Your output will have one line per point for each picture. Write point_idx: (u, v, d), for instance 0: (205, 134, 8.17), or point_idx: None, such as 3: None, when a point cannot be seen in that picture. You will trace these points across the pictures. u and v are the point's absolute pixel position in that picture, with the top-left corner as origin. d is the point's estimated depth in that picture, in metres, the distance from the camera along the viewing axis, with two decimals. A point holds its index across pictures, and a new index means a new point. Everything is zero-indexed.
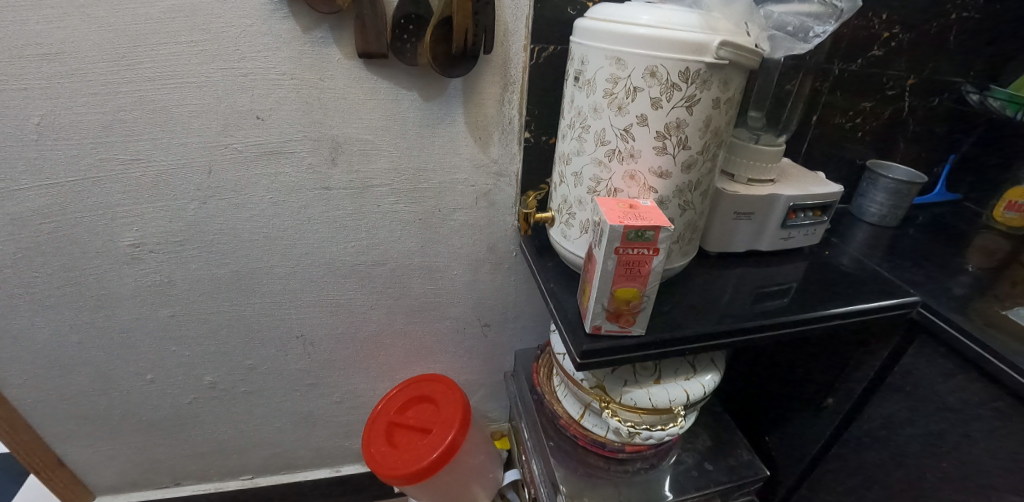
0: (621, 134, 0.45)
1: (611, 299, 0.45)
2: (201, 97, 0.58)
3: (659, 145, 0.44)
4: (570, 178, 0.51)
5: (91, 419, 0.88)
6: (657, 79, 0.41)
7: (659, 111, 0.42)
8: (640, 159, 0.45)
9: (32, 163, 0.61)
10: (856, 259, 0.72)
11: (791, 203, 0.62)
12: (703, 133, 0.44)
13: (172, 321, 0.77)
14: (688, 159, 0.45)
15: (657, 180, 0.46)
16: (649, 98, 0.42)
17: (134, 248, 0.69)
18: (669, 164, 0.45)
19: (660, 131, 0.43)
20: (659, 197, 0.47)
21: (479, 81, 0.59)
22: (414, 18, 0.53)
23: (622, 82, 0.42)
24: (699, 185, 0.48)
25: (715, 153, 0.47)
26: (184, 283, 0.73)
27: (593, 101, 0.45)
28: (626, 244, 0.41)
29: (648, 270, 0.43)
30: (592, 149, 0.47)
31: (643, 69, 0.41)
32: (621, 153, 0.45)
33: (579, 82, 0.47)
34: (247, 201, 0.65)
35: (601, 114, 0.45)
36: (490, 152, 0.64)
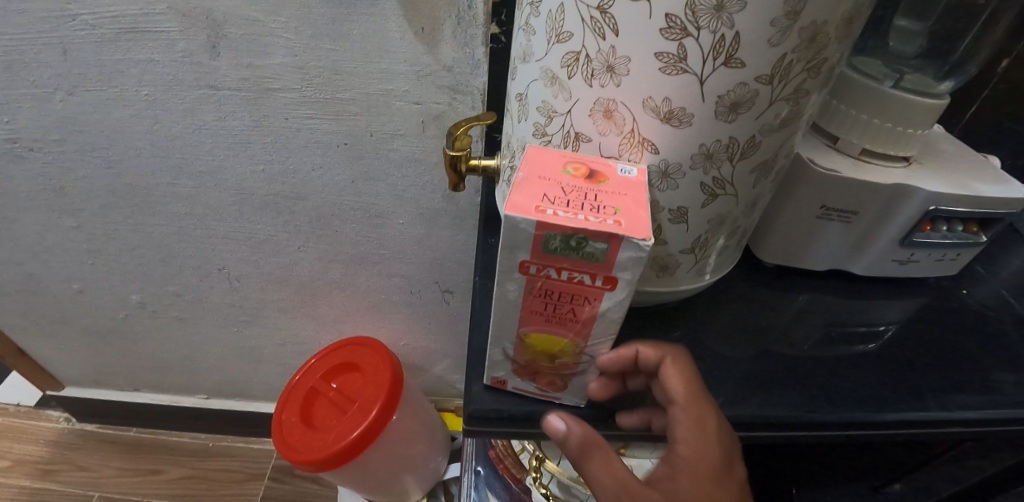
0: (593, 18, 0.21)
1: (521, 346, 0.25)
2: None
3: (671, 52, 0.20)
4: (515, 103, 0.29)
5: (33, 318, 0.82)
6: None
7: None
8: (626, 78, 0.22)
9: None
10: (1008, 302, 0.44)
11: (933, 206, 0.35)
12: (785, 35, 0.20)
13: (81, 231, 0.64)
14: (735, 92, 0.21)
15: (657, 128, 0.23)
16: None
17: (10, 143, 0.55)
18: (688, 98, 0.21)
19: (676, 15, 0.19)
20: (660, 163, 0.24)
21: None
22: None
23: None
24: (752, 152, 0.24)
25: (803, 87, 0.22)
26: (79, 190, 0.59)
27: None
28: (541, 259, 0.20)
29: (593, 312, 0.22)
30: (542, 49, 0.24)
31: None
32: (590, 62, 0.22)
33: None
34: (121, 95, 0.49)
35: None
36: (439, 53, 0.41)
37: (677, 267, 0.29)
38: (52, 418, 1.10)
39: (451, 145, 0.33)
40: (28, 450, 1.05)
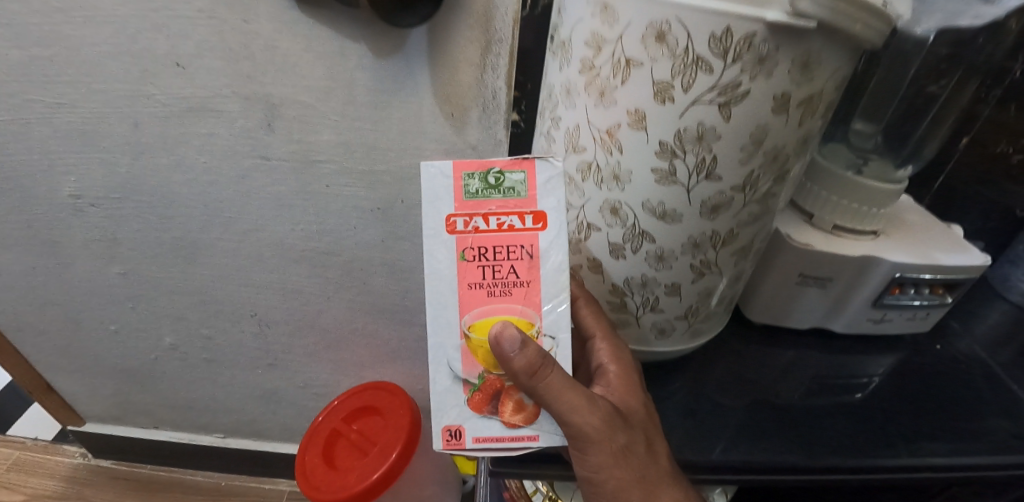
0: (602, 138, 0.28)
1: (467, 349, 0.31)
2: (112, 36, 0.47)
3: (662, 168, 0.27)
4: None
5: (66, 356, 0.86)
6: (666, 45, 0.23)
7: (667, 107, 0.25)
8: (628, 185, 0.28)
9: None
10: (980, 356, 0.48)
11: (898, 273, 0.40)
12: (752, 158, 0.26)
13: (126, 277, 0.70)
14: (715, 197, 0.27)
15: (653, 222, 0.29)
16: (650, 80, 0.24)
17: (76, 198, 0.62)
18: (679, 202, 0.28)
19: (667, 143, 0.26)
20: (656, 249, 0.30)
21: (450, 36, 0.42)
22: None
23: (607, 47, 0.25)
24: (732, 240, 0.30)
25: (771, 191, 0.28)
26: (131, 240, 0.65)
27: (566, 78, 0.29)
28: (469, 205, 0.30)
29: (525, 257, 0.31)
30: (560, 156, 0.31)
31: (643, 25, 0.24)
32: (600, 171, 0.29)
33: (554, 42, 0.30)
34: (182, 162, 0.55)
35: (574, 100, 0.28)
36: (467, 134, 0.47)
37: (673, 330, 0.35)
38: (68, 453, 1.11)
39: None
40: (43, 484, 1.07)
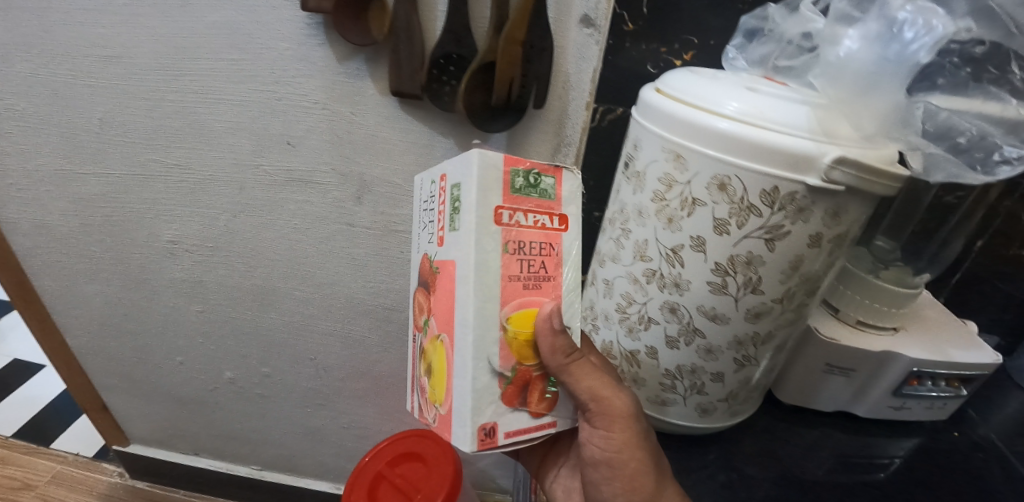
0: (668, 253, 0.36)
1: (506, 344, 0.33)
2: (237, 115, 0.56)
3: (716, 281, 0.35)
4: (599, 285, 0.43)
5: (125, 382, 0.90)
6: (727, 194, 0.33)
7: (724, 236, 0.34)
8: (687, 291, 0.36)
9: (97, 151, 0.63)
10: (997, 444, 0.52)
11: (914, 367, 0.45)
12: (786, 277, 0.35)
13: (201, 316, 0.75)
14: (758, 306, 0.36)
15: (707, 322, 0.37)
16: (712, 217, 0.34)
17: (172, 243, 0.68)
18: (728, 307, 0.36)
19: (722, 263, 0.35)
20: (706, 343, 0.38)
21: (526, 137, 0.50)
22: (455, 59, 0.46)
23: (679, 187, 0.34)
24: (768, 339, 0.38)
25: (802, 302, 0.37)
26: (213, 284, 0.70)
27: (638, 201, 0.37)
28: (513, 198, 0.32)
29: (555, 254, 0.34)
30: (628, 261, 0.39)
31: (711, 178, 0.33)
32: (663, 278, 0.37)
33: (627, 170, 0.39)
34: (274, 222, 0.63)
35: (646, 221, 0.37)
36: None
37: (715, 410, 0.42)
38: (105, 470, 1.11)
39: None
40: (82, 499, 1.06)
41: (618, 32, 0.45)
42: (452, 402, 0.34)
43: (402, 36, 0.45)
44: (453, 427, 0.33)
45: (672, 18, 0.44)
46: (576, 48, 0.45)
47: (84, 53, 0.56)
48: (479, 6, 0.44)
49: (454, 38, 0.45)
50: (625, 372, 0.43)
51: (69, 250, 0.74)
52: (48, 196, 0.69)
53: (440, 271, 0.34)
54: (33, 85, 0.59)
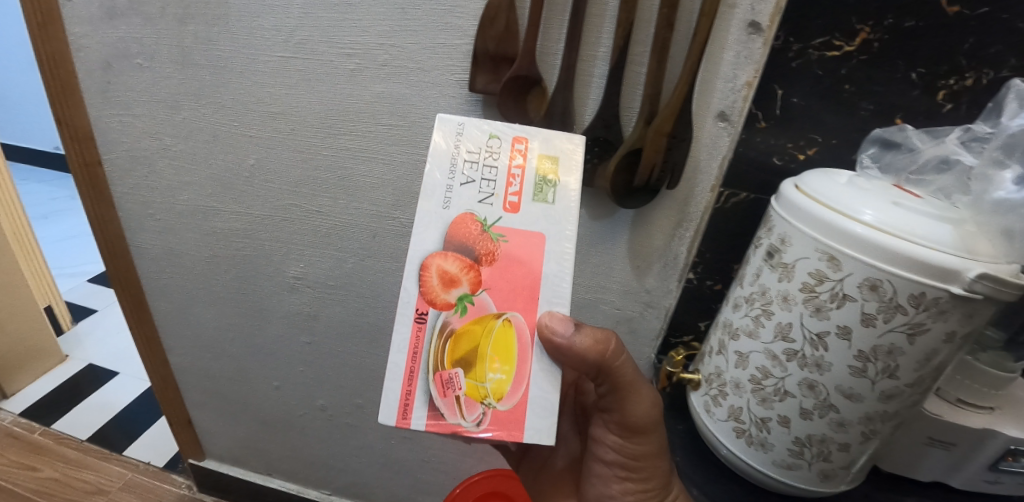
0: (812, 338, 0.42)
1: None
2: (385, 173, 0.61)
3: (857, 365, 0.41)
4: (731, 355, 0.48)
5: (216, 399, 0.93)
6: (877, 294, 0.39)
7: (869, 329, 0.40)
8: (828, 371, 0.42)
9: (240, 192, 0.68)
10: None
11: (1013, 445, 0.49)
12: (918, 366, 0.41)
13: (308, 347, 0.79)
14: (891, 388, 0.41)
15: (842, 399, 0.42)
16: (860, 311, 0.40)
17: (297, 279, 0.73)
18: (865, 388, 0.42)
19: (864, 350, 0.41)
20: (838, 417, 0.43)
21: (653, 213, 0.55)
22: (602, 141, 0.51)
23: (829, 283, 0.41)
24: (893, 416, 0.44)
25: (926, 386, 0.43)
26: (328, 319, 0.75)
27: (785, 289, 0.44)
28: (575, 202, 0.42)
29: None
30: (769, 339, 0.45)
31: (862, 279, 0.39)
32: (805, 358, 0.43)
33: (772, 260, 0.45)
34: (399, 268, 0.68)
35: (792, 307, 0.43)
36: (646, 281, 0.60)
37: (835, 476, 0.47)
38: (177, 482, 1.11)
39: (671, 363, 0.58)
40: None
41: (751, 128, 0.52)
42: (522, 393, 0.39)
43: (559, 120, 0.51)
44: (530, 421, 0.39)
45: (799, 119, 0.51)
46: (710, 139, 0.52)
47: (250, 109, 0.62)
48: (629, 98, 0.50)
49: (605, 124, 0.50)
50: (752, 436, 0.47)
51: (191, 277, 0.79)
52: (183, 229, 0.75)
53: (507, 241, 0.39)
54: (198, 131, 0.66)
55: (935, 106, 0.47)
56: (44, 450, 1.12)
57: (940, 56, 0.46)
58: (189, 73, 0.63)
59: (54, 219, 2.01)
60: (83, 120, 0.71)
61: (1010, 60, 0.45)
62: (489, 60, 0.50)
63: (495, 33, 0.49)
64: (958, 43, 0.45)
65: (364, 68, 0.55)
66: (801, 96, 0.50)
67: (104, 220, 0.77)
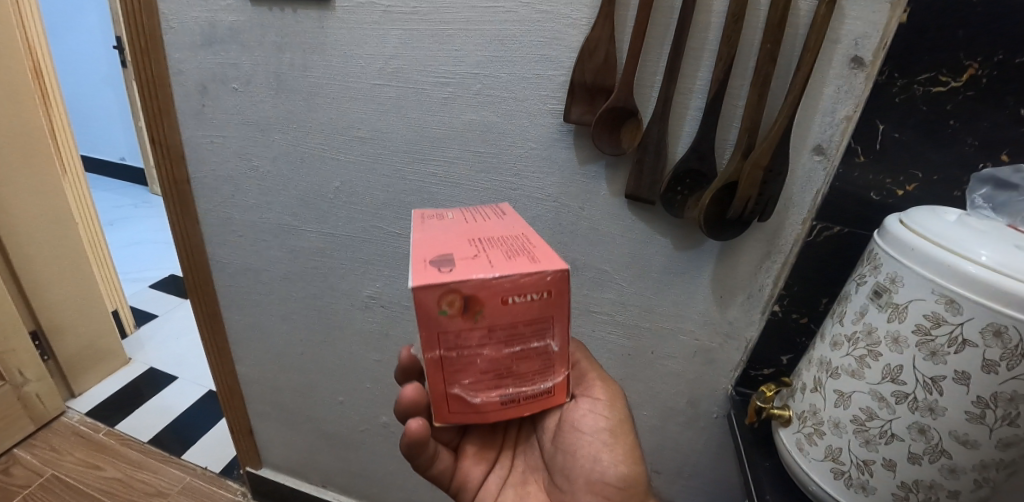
0: (924, 381, 0.42)
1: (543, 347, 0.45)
2: (469, 199, 0.63)
3: (974, 411, 0.40)
4: (830, 393, 0.49)
5: (278, 410, 0.96)
6: (1001, 340, 0.38)
7: (991, 375, 0.39)
8: (941, 416, 0.41)
9: (323, 213, 0.71)
10: None
11: None
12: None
13: (377, 364, 0.81)
14: (1012, 436, 0.40)
15: (957, 445, 0.41)
16: (981, 357, 0.39)
17: (371, 298, 0.75)
18: (983, 434, 0.40)
19: (983, 396, 0.39)
20: (951, 464, 0.42)
21: (741, 245, 0.56)
22: (694, 173, 0.51)
23: (946, 327, 0.40)
24: (1011, 464, 0.42)
25: None
26: (398, 338, 0.77)
27: (895, 330, 0.43)
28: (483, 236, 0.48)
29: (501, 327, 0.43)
30: (875, 380, 0.45)
31: (985, 324, 0.38)
32: (916, 401, 0.42)
33: (880, 299, 0.45)
34: None
35: (903, 349, 0.43)
36: (728, 312, 0.59)
37: None
38: (232, 489, 1.14)
39: (760, 397, 0.57)
40: None
41: (849, 162, 0.51)
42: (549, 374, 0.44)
43: (652, 151, 0.51)
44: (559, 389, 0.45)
45: (900, 154, 0.50)
46: (803, 173, 0.52)
47: (340, 134, 0.65)
48: (725, 131, 0.51)
49: (700, 157, 0.50)
50: (852, 478, 0.47)
51: (266, 291, 0.82)
52: (264, 246, 0.78)
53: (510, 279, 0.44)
54: (288, 154, 0.69)
55: None
56: (109, 451, 1.17)
57: None
58: (282, 99, 0.66)
59: (115, 227, 2.11)
60: (176, 141, 0.74)
61: None
62: (585, 91, 0.51)
63: (593, 66, 0.50)
64: None
65: (457, 97, 0.57)
66: (901, 131, 0.49)
67: (188, 235, 0.81)
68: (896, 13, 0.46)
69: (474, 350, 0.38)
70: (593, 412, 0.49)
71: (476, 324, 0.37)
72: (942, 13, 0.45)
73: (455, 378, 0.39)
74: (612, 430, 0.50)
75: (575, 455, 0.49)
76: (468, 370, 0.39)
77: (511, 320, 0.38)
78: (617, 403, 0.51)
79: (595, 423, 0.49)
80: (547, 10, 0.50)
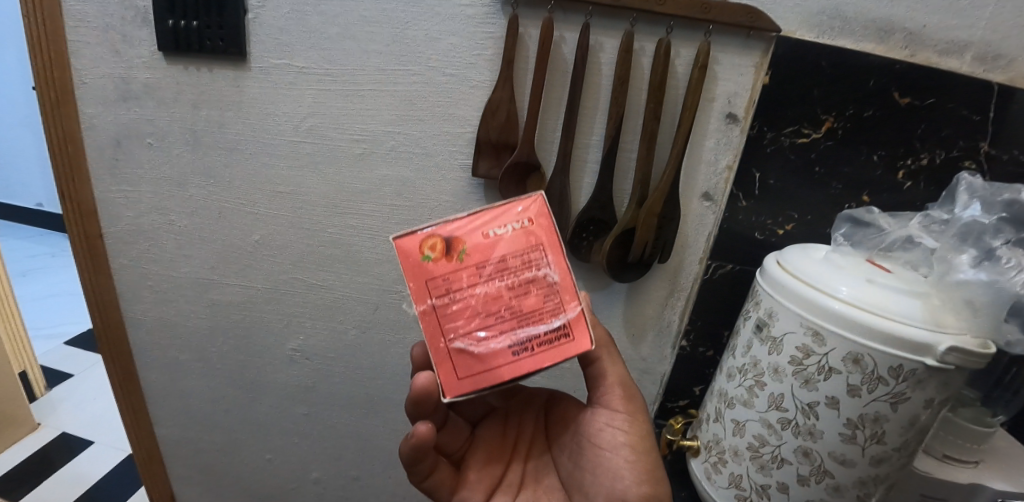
0: (803, 407, 0.46)
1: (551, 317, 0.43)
2: (388, 249, 0.64)
3: (847, 433, 0.44)
4: (729, 423, 0.52)
5: (203, 473, 0.90)
6: (860, 367, 0.42)
7: (855, 399, 0.43)
8: (820, 439, 0.45)
9: (243, 266, 0.70)
10: None
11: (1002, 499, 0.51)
12: (904, 430, 0.44)
13: (305, 417, 0.79)
14: (881, 453, 0.44)
15: (836, 465, 0.45)
16: (846, 382, 0.43)
17: (296, 351, 0.73)
18: (856, 453, 0.44)
19: (852, 418, 0.43)
20: (834, 483, 0.46)
21: (646, 285, 0.60)
22: (597, 220, 0.55)
23: (816, 357, 0.44)
24: (885, 479, 0.46)
25: (912, 448, 0.45)
26: (326, 390, 0.75)
27: (776, 361, 0.47)
28: None
29: None
30: (763, 408, 0.48)
31: (846, 353, 0.42)
32: (798, 426, 0.46)
33: (762, 333, 0.49)
34: (399, 339, 0.69)
35: (783, 379, 0.47)
36: (641, 348, 0.63)
37: None
38: None
39: (671, 431, 0.60)
40: None
41: (734, 206, 0.56)
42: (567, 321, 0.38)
43: (556, 202, 0.55)
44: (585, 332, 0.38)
45: (779, 199, 0.55)
46: (696, 217, 0.57)
47: (258, 189, 0.65)
48: (622, 180, 0.55)
49: (600, 206, 0.55)
50: None
51: (186, 347, 0.79)
52: (182, 300, 0.75)
53: None
54: (204, 208, 0.68)
55: (897, 183, 0.53)
56: None
57: (895, 143, 0.52)
58: (198, 155, 0.66)
59: (29, 278, 1.96)
60: (87, 195, 0.72)
61: (957, 142, 0.51)
62: (491, 147, 0.55)
63: (497, 124, 0.53)
64: (910, 131, 0.51)
65: (371, 153, 0.59)
66: (776, 177, 0.55)
67: (100, 291, 0.77)
68: (760, 75, 0.52)
69: (467, 291, 0.35)
70: (611, 426, 0.44)
71: (463, 262, 0.35)
72: (798, 76, 0.52)
73: (452, 327, 0.35)
74: (632, 446, 0.43)
75: (594, 469, 0.44)
76: (465, 316, 0.35)
77: (499, 254, 0.36)
78: (639, 415, 0.44)
79: (613, 437, 0.44)
80: (453, 74, 0.54)
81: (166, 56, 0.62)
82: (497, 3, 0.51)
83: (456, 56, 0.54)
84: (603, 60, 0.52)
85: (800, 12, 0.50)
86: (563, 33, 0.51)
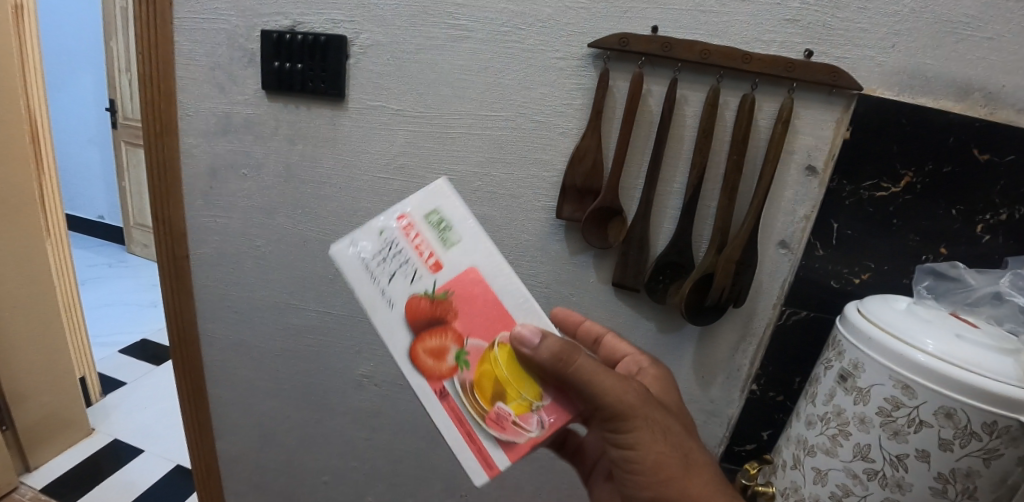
0: (892, 459, 0.46)
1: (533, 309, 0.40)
2: None
3: (937, 487, 0.44)
4: (809, 470, 0.52)
5: (258, 489, 0.93)
6: (952, 421, 0.42)
7: (948, 453, 0.43)
8: (910, 491, 0.45)
9: (321, 293, 0.74)
10: None
11: None
12: (997, 487, 0.44)
13: (366, 441, 0.81)
14: None
15: None
16: (937, 436, 0.43)
17: (365, 377, 0.76)
18: None
19: (944, 473, 0.44)
20: None
21: (717, 328, 0.62)
22: (674, 264, 0.57)
23: (905, 410, 0.44)
24: None
25: None
26: (390, 416, 0.78)
27: (862, 412, 0.48)
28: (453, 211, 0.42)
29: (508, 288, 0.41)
30: (847, 458, 0.49)
31: (937, 408, 0.43)
32: (886, 478, 0.46)
33: (846, 383, 0.50)
34: None
35: (870, 429, 0.47)
36: (710, 390, 0.65)
37: None
38: None
39: (743, 475, 0.61)
40: None
41: (810, 255, 0.58)
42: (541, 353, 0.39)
43: (635, 245, 0.57)
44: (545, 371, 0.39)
45: (854, 248, 0.57)
46: (771, 263, 0.59)
47: (344, 222, 0.69)
48: (700, 227, 0.57)
49: (678, 251, 0.57)
50: None
51: (257, 365, 0.82)
52: (259, 321, 0.79)
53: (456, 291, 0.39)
54: (290, 236, 0.72)
55: (976, 236, 0.53)
56: None
57: (975, 196, 0.52)
58: (290, 187, 0.70)
59: (87, 287, 2.06)
60: (180, 219, 0.77)
61: None
62: (575, 191, 0.58)
63: (582, 169, 0.56)
64: (989, 185, 0.52)
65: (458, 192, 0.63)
66: (852, 228, 0.56)
67: (182, 309, 0.82)
68: (840, 130, 0.54)
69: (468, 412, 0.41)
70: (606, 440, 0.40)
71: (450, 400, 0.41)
72: (878, 131, 0.53)
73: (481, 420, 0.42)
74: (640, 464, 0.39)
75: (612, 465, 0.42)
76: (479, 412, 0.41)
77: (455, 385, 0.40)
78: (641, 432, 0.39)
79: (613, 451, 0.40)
80: (542, 121, 0.58)
81: (269, 95, 0.67)
82: (589, 58, 0.55)
83: (546, 105, 0.57)
84: (688, 113, 0.54)
85: (883, 72, 0.51)
86: (650, 87, 0.54)
